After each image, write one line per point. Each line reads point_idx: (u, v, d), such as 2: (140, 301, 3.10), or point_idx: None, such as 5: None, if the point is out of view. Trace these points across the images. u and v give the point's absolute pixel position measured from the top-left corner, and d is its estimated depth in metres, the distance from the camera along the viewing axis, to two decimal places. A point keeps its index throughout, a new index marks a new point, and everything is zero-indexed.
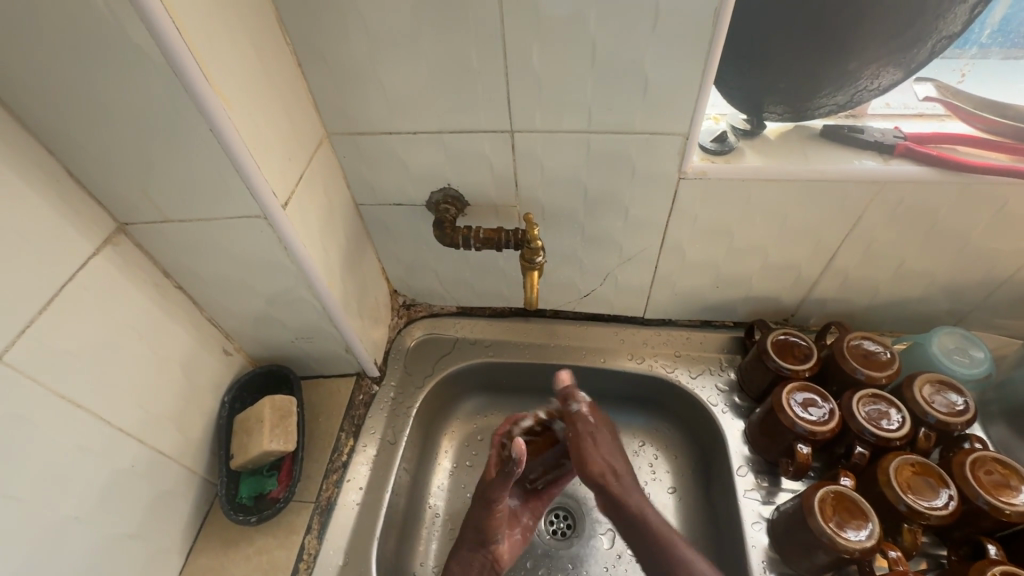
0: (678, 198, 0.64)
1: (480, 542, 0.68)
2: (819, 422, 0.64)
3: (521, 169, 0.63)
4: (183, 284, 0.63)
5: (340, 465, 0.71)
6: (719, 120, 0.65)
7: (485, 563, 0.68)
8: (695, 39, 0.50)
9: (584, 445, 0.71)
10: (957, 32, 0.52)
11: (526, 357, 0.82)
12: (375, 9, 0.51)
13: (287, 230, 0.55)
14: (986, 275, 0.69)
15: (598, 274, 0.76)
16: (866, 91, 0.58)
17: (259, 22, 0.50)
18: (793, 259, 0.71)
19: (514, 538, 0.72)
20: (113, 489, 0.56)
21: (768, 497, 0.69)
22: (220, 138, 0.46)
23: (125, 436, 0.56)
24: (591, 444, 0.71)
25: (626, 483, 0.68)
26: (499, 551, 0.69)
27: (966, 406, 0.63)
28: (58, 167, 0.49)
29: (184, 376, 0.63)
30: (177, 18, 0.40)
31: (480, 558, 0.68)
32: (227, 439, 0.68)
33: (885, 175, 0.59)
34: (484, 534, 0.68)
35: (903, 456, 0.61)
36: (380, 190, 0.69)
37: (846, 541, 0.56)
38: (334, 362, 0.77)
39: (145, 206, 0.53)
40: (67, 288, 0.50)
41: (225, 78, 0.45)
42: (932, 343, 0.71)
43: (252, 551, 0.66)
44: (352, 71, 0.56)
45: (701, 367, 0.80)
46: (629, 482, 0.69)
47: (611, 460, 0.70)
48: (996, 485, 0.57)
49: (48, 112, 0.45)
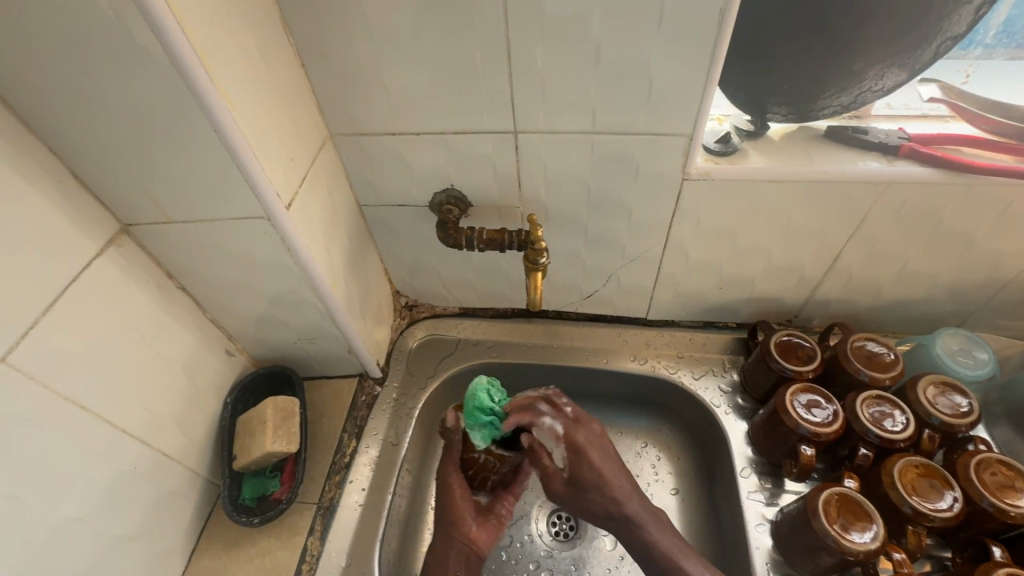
0: (682, 200, 0.64)
1: (448, 525, 0.66)
2: (822, 423, 0.64)
3: (524, 170, 0.63)
4: (186, 285, 0.62)
5: (343, 466, 0.71)
6: (722, 121, 0.65)
7: (462, 551, 0.65)
8: (699, 40, 0.50)
9: (606, 484, 0.62)
10: (962, 33, 0.52)
11: (529, 358, 0.82)
12: (379, 10, 0.51)
13: (290, 231, 0.55)
14: (990, 276, 0.69)
15: (601, 275, 0.76)
16: (870, 92, 0.57)
17: (262, 22, 0.50)
18: (796, 260, 0.70)
19: (488, 525, 0.67)
20: (115, 490, 0.56)
21: (772, 498, 0.69)
22: (223, 138, 0.46)
23: (127, 438, 0.56)
24: (612, 485, 0.62)
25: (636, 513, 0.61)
26: (474, 534, 0.66)
27: (970, 408, 0.63)
28: (61, 167, 0.49)
29: (187, 377, 0.63)
30: (182, 18, 0.40)
31: (456, 548, 0.65)
32: (230, 440, 0.68)
33: (890, 176, 0.59)
34: (446, 515, 0.66)
35: (907, 458, 0.61)
36: (383, 191, 0.69)
37: (850, 543, 0.56)
38: (337, 363, 0.77)
39: (149, 207, 0.53)
40: (70, 289, 0.49)
41: (228, 78, 0.45)
42: (936, 344, 0.70)
43: (255, 552, 0.65)
44: (355, 72, 0.56)
45: (704, 368, 0.80)
46: (643, 508, 0.62)
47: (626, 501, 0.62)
48: (1000, 487, 0.57)
49: (53, 114, 0.45)
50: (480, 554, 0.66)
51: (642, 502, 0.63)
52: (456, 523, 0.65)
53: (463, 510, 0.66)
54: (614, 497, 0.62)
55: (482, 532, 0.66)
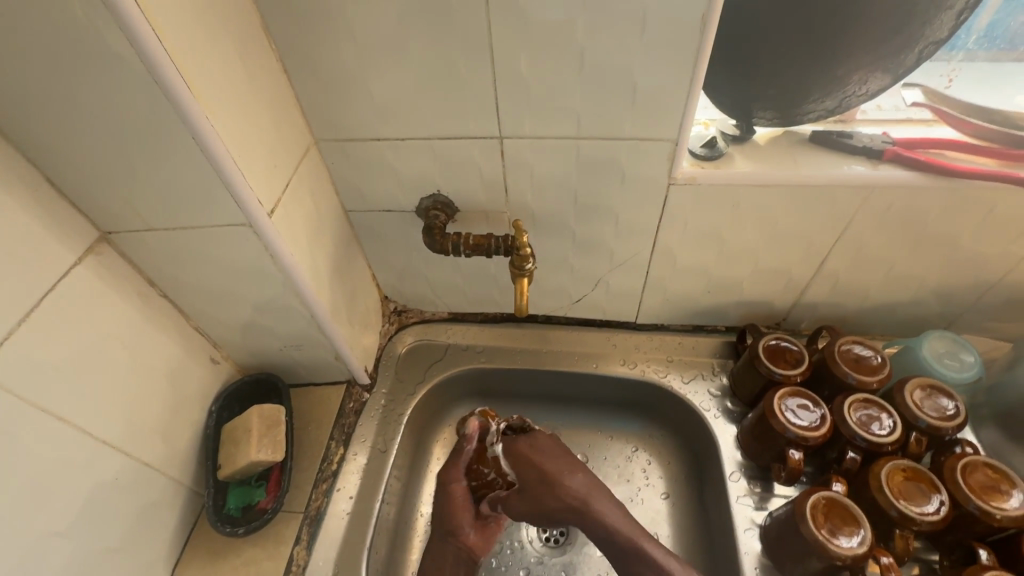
0: (669, 204, 0.64)
1: (446, 535, 0.65)
2: (810, 427, 0.64)
3: (510, 175, 0.63)
4: (169, 293, 0.62)
5: (330, 474, 0.71)
6: (708, 126, 0.65)
7: (459, 555, 0.66)
8: (683, 46, 0.49)
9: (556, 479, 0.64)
10: (945, 38, 0.52)
11: (518, 363, 0.82)
12: (361, 16, 0.50)
13: (273, 238, 0.54)
14: (975, 279, 0.69)
15: (589, 280, 0.76)
16: (855, 97, 0.57)
17: (243, 28, 0.49)
18: (783, 264, 0.70)
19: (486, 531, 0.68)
20: (96, 503, 0.55)
21: (760, 502, 0.69)
22: (203, 146, 0.46)
23: (108, 448, 0.55)
24: (560, 478, 0.64)
25: (599, 504, 0.62)
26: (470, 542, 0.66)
27: (956, 411, 0.63)
28: (38, 175, 0.48)
29: (171, 386, 0.63)
30: (158, 26, 0.40)
31: (450, 553, 0.65)
32: (215, 449, 0.67)
33: (874, 180, 0.59)
34: (444, 524, 0.65)
35: (894, 461, 0.61)
36: (369, 196, 0.68)
37: (838, 547, 0.56)
38: (324, 370, 0.76)
39: (130, 215, 0.52)
40: (49, 298, 0.49)
41: (207, 85, 0.45)
42: (923, 347, 0.71)
43: (240, 562, 0.65)
44: (338, 77, 0.56)
45: (693, 372, 0.80)
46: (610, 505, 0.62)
47: (580, 489, 0.63)
48: (986, 489, 0.57)
49: (28, 122, 0.44)
50: (475, 558, 0.67)
51: (611, 501, 0.63)
52: (453, 531, 0.65)
53: (462, 520, 0.65)
54: (563, 488, 0.63)
55: (479, 539, 0.67)
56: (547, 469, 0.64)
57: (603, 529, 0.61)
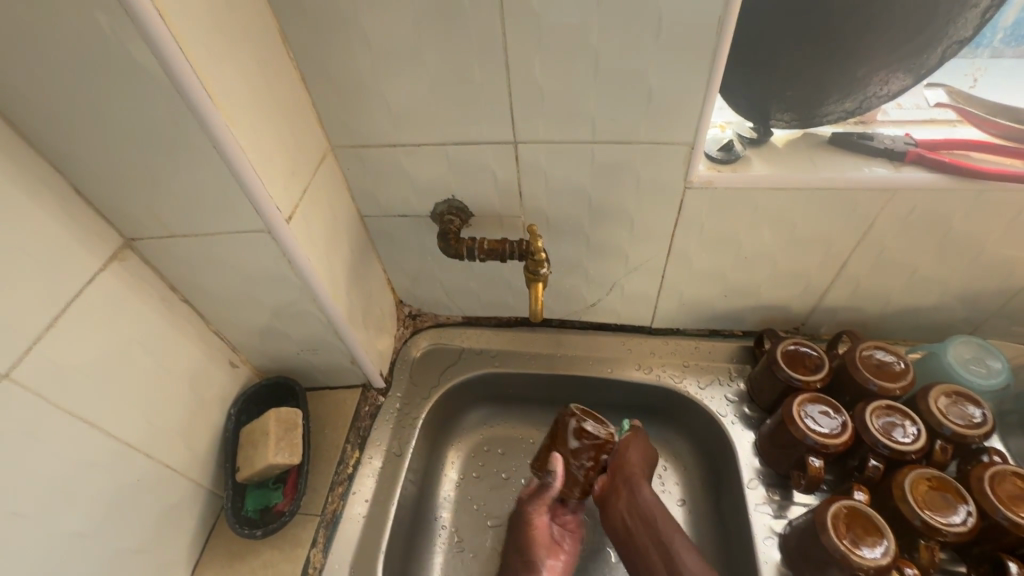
0: (684, 208, 0.63)
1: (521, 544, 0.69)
2: (831, 434, 0.63)
3: (526, 180, 0.63)
4: (189, 298, 0.63)
5: (346, 477, 0.71)
6: (725, 129, 0.64)
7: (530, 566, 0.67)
8: (700, 47, 0.49)
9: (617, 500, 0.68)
10: (970, 37, 0.51)
11: (533, 367, 0.82)
12: (377, 23, 0.51)
13: (290, 244, 0.55)
14: (1002, 284, 0.68)
15: (604, 284, 0.76)
16: (875, 98, 0.56)
17: (261, 36, 0.50)
18: (802, 268, 0.69)
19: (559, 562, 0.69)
20: (120, 503, 0.56)
21: (779, 511, 0.67)
22: (222, 153, 0.46)
23: (131, 450, 0.56)
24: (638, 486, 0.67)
25: (641, 483, 0.67)
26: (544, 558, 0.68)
27: (984, 418, 0.62)
28: (63, 182, 0.49)
29: (191, 389, 0.64)
30: (180, 39, 0.40)
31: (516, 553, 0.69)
32: (233, 452, 0.68)
33: (896, 183, 0.58)
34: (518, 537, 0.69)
35: (919, 470, 0.59)
36: (384, 203, 0.69)
37: (860, 558, 0.54)
38: (340, 374, 0.77)
39: (152, 222, 0.53)
40: (76, 303, 0.50)
41: (227, 94, 0.46)
42: (948, 353, 0.69)
43: (257, 564, 0.65)
44: (355, 85, 0.56)
45: (709, 377, 0.79)
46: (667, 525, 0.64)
47: (648, 504, 0.66)
48: (1015, 500, 0.56)
49: (56, 134, 0.45)
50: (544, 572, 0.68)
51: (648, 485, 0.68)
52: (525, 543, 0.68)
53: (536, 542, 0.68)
54: (637, 501, 0.66)
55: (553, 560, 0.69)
56: (634, 474, 0.68)
57: (637, 505, 0.66)
